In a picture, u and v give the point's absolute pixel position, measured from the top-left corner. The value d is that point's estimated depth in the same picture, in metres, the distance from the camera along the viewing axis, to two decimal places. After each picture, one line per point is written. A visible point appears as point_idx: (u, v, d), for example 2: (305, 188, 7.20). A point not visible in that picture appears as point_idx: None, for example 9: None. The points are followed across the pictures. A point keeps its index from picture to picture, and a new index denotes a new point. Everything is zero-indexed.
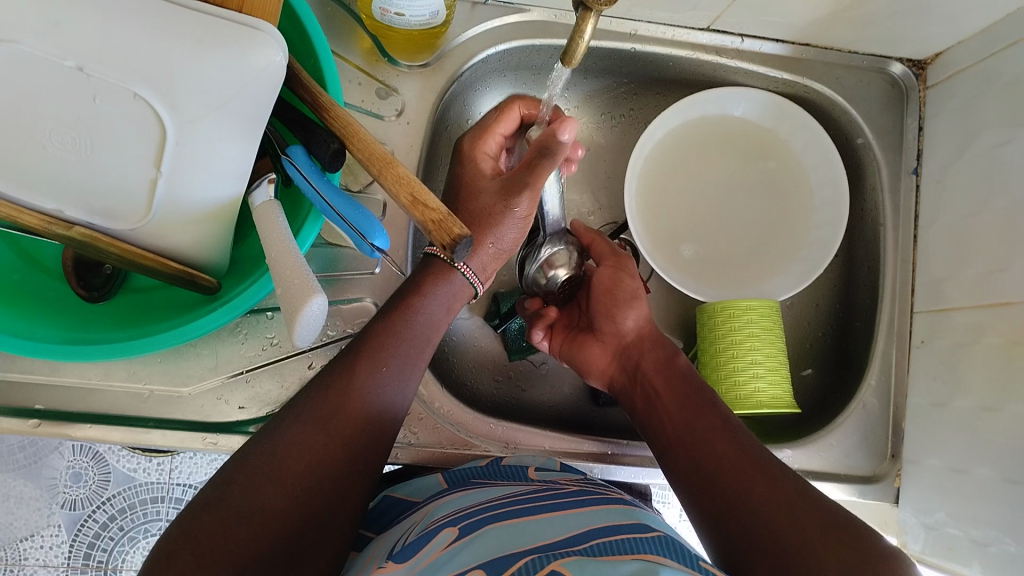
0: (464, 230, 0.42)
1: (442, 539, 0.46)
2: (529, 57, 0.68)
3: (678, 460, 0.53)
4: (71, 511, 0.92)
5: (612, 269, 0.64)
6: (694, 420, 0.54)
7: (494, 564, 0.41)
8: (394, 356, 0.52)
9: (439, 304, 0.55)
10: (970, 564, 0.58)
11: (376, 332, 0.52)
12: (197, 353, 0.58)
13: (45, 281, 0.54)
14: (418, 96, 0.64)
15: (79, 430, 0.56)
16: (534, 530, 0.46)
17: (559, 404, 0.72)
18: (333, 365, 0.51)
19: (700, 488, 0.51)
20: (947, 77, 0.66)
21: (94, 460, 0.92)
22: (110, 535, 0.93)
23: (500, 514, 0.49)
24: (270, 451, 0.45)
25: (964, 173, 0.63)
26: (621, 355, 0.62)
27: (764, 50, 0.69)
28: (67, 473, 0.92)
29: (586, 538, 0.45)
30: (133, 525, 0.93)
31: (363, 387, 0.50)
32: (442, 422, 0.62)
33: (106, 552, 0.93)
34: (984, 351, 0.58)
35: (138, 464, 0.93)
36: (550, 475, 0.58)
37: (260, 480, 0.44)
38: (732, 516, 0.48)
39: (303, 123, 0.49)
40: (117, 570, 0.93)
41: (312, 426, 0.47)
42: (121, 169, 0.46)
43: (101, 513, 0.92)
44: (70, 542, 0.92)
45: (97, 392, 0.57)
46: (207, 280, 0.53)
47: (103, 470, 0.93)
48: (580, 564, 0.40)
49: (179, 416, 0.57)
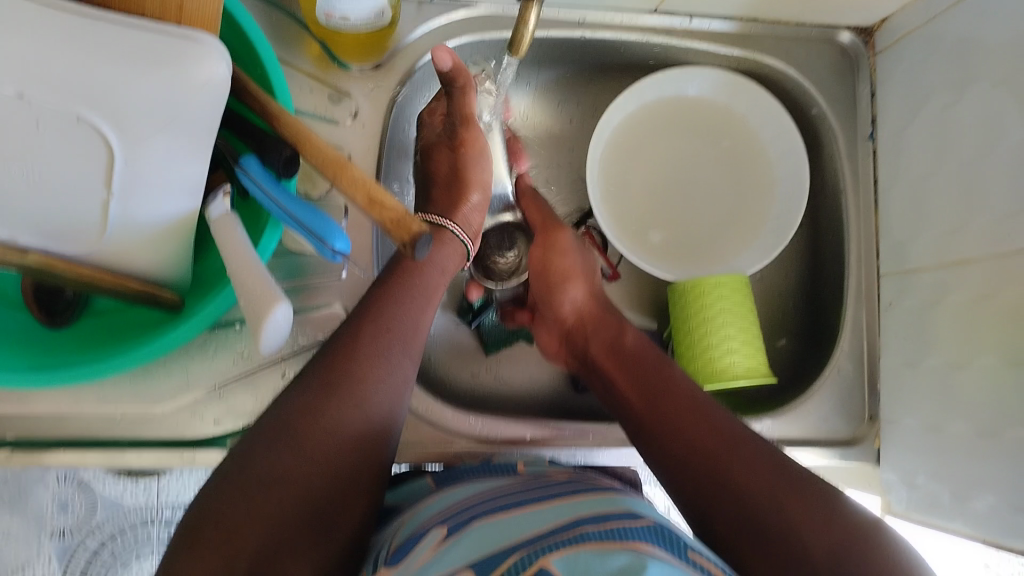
0: (422, 227, 0.44)
1: (433, 538, 0.46)
2: (479, 52, 0.68)
3: (646, 438, 0.54)
4: (60, 541, 0.91)
5: (544, 249, 0.64)
6: (659, 396, 0.54)
7: (485, 563, 0.42)
8: (391, 328, 0.52)
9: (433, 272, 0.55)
10: (954, 520, 0.59)
11: (369, 315, 0.52)
12: (168, 371, 0.57)
13: (5, 312, 0.54)
14: (371, 98, 0.64)
15: (54, 457, 0.56)
16: (524, 523, 0.46)
17: (540, 394, 0.72)
18: (335, 339, 0.51)
19: (673, 464, 0.51)
20: (894, 43, 0.67)
21: (79, 490, 0.90)
22: (103, 562, 0.93)
23: (488, 510, 0.49)
24: (278, 428, 0.45)
25: (918, 136, 0.64)
26: (568, 338, 0.63)
27: (713, 28, 0.69)
28: (53, 504, 0.91)
29: (576, 526, 0.45)
30: (125, 550, 0.93)
31: (367, 357, 0.50)
32: (421, 421, 0.62)
33: None
34: (951, 309, 0.59)
35: (126, 489, 0.91)
36: (539, 468, 0.58)
37: (271, 457, 0.44)
38: (712, 493, 0.48)
39: (254, 133, 0.49)
40: None
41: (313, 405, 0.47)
42: (72, 193, 0.45)
43: (91, 540, 0.92)
44: (63, 571, 0.92)
45: (69, 419, 0.56)
46: (170, 297, 0.52)
47: (90, 499, 0.91)
48: (572, 560, 0.40)
49: (155, 436, 0.57)
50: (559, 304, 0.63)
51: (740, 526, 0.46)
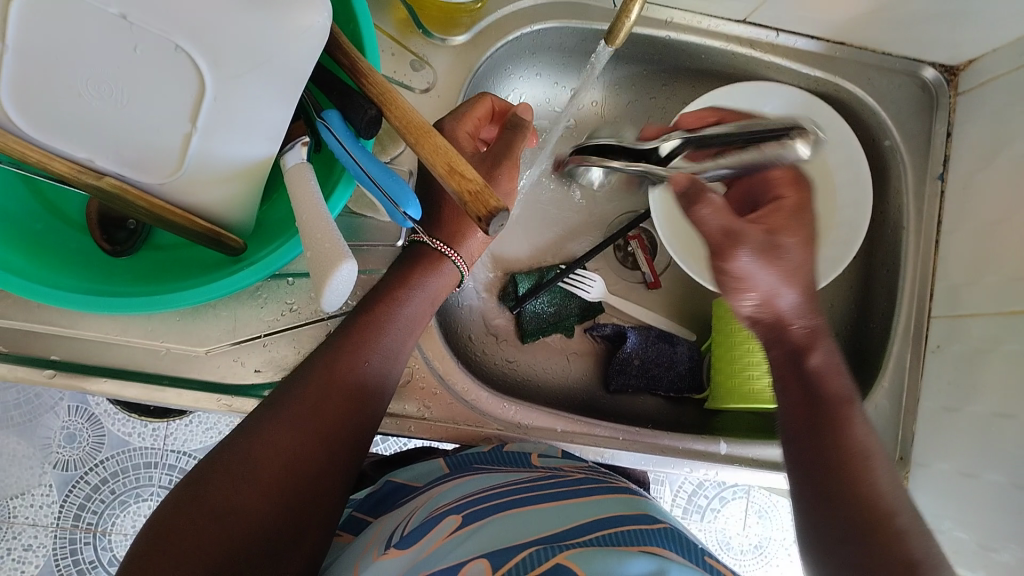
0: (500, 203, 0.42)
1: (447, 526, 0.46)
2: (561, 40, 0.68)
3: (810, 474, 0.47)
4: (62, 471, 0.92)
5: (772, 212, 0.52)
6: (817, 385, 0.49)
7: (498, 555, 0.42)
8: (373, 352, 0.51)
9: (423, 297, 0.55)
10: (974, 569, 0.58)
11: (357, 327, 0.52)
12: (216, 313, 0.57)
13: (67, 232, 0.54)
14: (451, 71, 0.64)
15: (94, 384, 0.55)
16: (540, 522, 0.46)
17: (570, 388, 0.72)
18: (311, 358, 0.51)
19: (806, 452, 0.47)
20: (979, 84, 0.66)
21: (88, 422, 0.93)
22: (101, 498, 0.92)
23: (503, 502, 0.49)
24: (241, 450, 0.45)
25: (989, 180, 0.63)
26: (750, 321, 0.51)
27: (797, 46, 0.69)
28: (62, 434, 0.92)
29: (592, 528, 0.45)
30: (124, 490, 0.93)
31: (337, 384, 0.49)
32: (455, 398, 0.62)
33: (96, 514, 0.92)
34: (1002, 357, 0.58)
35: (134, 429, 0.93)
36: (552, 462, 0.59)
37: (229, 480, 0.44)
38: (842, 525, 0.43)
39: (340, 88, 0.49)
40: (106, 534, 0.92)
41: (288, 422, 0.47)
42: (155, 123, 0.45)
43: (93, 475, 0.92)
44: (61, 502, 0.92)
45: (114, 347, 0.56)
46: (233, 241, 0.52)
47: (98, 433, 0.93)
48: (587, 558, 0.40)
49: (196, 376, 0.57)
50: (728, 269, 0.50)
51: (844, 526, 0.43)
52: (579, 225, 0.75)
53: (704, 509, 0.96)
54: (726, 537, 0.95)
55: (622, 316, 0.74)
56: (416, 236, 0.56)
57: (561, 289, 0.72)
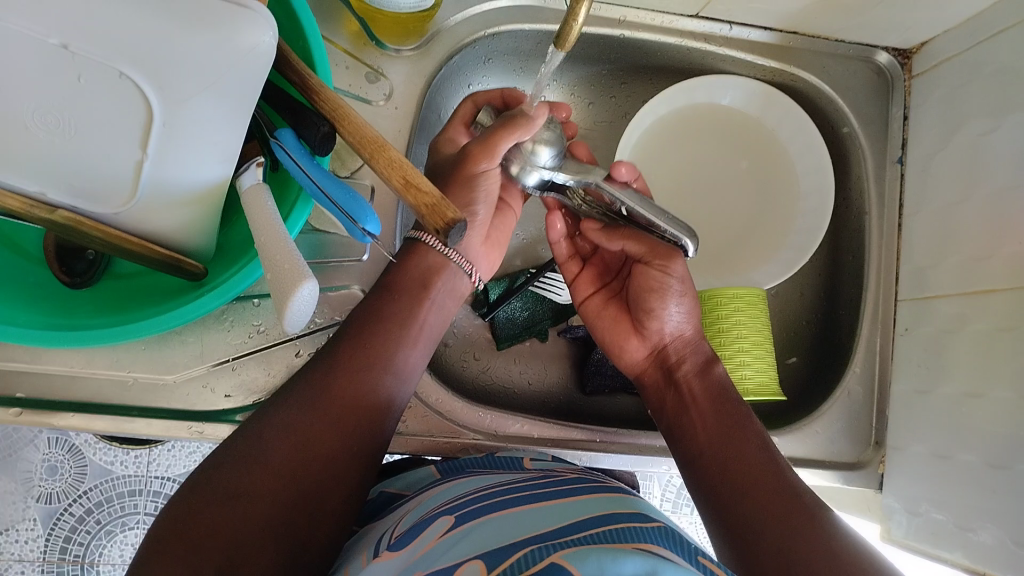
0: (457, 214, 0.42)
1: (439, 528, 0.46)
2: (517, 44, 0.68)
3: (710, 472, 0.53)
4: (46, 504, 0.91)
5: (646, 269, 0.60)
6: (728, 403, 0.56)
7: (492, 556, 0.41)
8: (381, 340, 0.52)
9: (416, 280, 0.55)
10: (953, 549, 0.58)
11: (363, 318, 0.52)
12: (182, 340, 0.57)
13: (25, 266, 0.53)
14: (407, 82, 0.63)
15: (61, 419, 0.54)
16: (532, 521, 0.46)
17: (546, 393, 0.72)
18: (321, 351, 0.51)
19: (718, 476, 0.52)
20: (933, 66, 0.66)
21: (70, 454, 0.91)
22: (87, 529, 0.91)
23: (493, 504, 0.49)
24: (254, 438, 0.45)
25: (947, 162, 0.64)
26: (658, 351, 0.61)
27: (751, 38, 0.69)
28: (43, 466, 0.91)
29: (585, 526, 0.45)
30: (110, 519, 0.92)
31: (348, 371, 0.50)
32: (431, 411, 0.62)
33: (82, 546, 0.91)
34: (970, 337, 0.59)
35: (116, 457, 0.92)
36: (546, 464, 0.59)
37: (242, 468, 0.44)
38: (744, 520, 0.49)
39: (292, 106, 0.49)
40: (94, 565, 0.92)
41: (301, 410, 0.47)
42: (105, 152, 0.45)
43: (77, 506, 0.91)
44: (46, 536, 0.91)
45: (79, 380, 0.55)
46: (193, 265, 0.52)
47: (80, 464, 0.91)
48: (582, 558, 0.38)
49: (165, 405, 0.56)
50: (660, 321, 0.60)
51: (778, 560, 0.46)
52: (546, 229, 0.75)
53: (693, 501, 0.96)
54: None
55: None
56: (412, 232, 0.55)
57: (532, 293, 0.72)
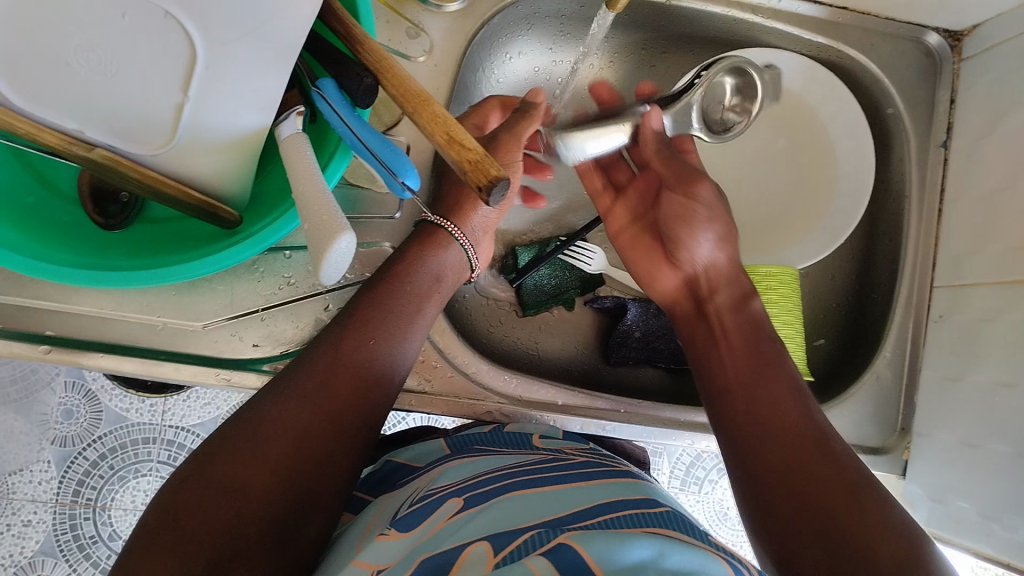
0: (501, 172, 0.41)
1: (448, 510, 0.47)
2: (559, 6, 0.67)
3: (732, 407, 0.51)
4: (61, 447, 0.92)
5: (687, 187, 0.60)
6: (759, 339, 0.54)
7: (499, 538, 0.42)
8: (377, 332, 0.51)
9: (428, 274, 0.55)
10: (976, 538, 0.58)
11: (364, 306, 0.52)
12: (212, 288, 0.57)
13: (59, 205, 0.53)
14: (447, 38, 0.63)
15: (91, 359, 0.54)
16: (546, 504, 0.47)
17: (569, 361, 0.71)
18: (322, 337, 0.50)
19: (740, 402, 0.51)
20: (983, 50, 0.65)
21: (85, 398, 0.93)
22: (100, 474, 0.92)
23: (505, 485, 0.50)
24: (251, 424, 0.45)
25: (993, 147, 0.62)
26: (688, 283, 0.60)
27: (800, 11, 0.68)
28: (59, 410, 0.92)
29: (597, 512, 0.45)
30: (123, 465, 0.92)
31: (349, 360, 0.49)
32: (456, 372, 0.62)
33: (95, 490, 0.91)
34: (1004, 326, 0.58)
35: (131, 404, 0.93)
36: (555, 443, 0.58)
37: (239, 456, 0.43)
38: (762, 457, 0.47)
39: (334, 56, 0.48)
40: (106, 508, 0.91)
41: (296, 398, 0.46)
42: (146, 92, 0.44)
43: (91, 451, 0.92)
44: (60, 478, 0.91)
45: (109, 322, 0.55)
46: (228, 213, 0.51)
47: (95, 409, 0.93)
48: (589, 539, 0.39)
49: (193, 351, 0.56)
50: (690, 250, 0.60)
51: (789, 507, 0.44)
52: (575, 197, 0.74)
53: (701, 481, 0.96)
54: (723, 508, 0.96)
55: (622, 289, 0.74)
56: (420, 218, 0.58)
57: (561, 260, 0.71)
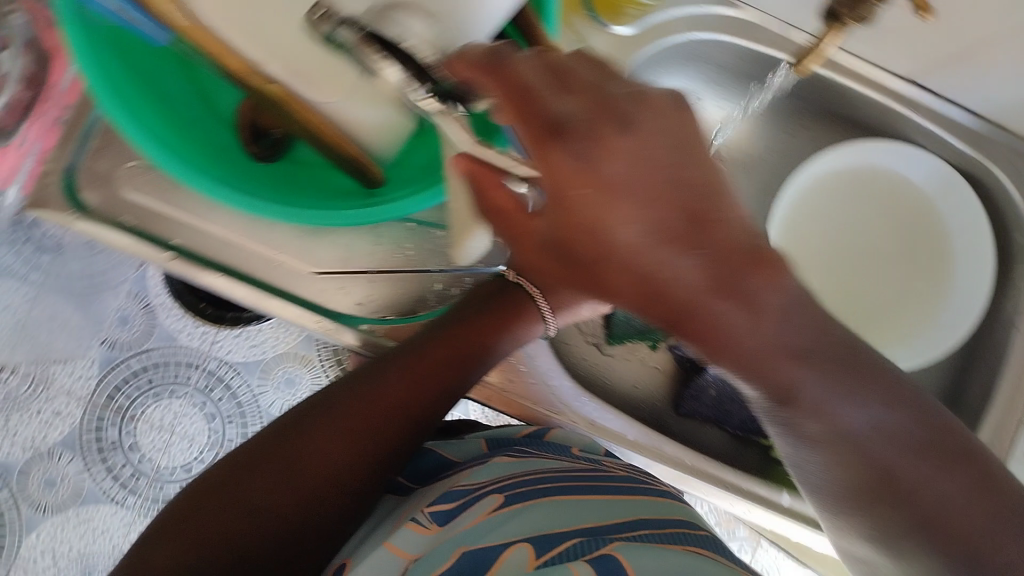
0: None
1: (488, 504, 0.48)
2: (721, 53, 0.67)
3: None
4: (107, 350, 0.84)
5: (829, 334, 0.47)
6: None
7: (541, 542, 0.44)
8: (427, 378, 0.54)
9: (496, 333, 0.56)
10: None
11: (424, 352, 0.55)
12: (333, 239, 0.58)
13: (216, 126, 0.55)
14: (608, 55, 0.63)
15: (208, 275, 0.56)
16: (591, 510, 0.49)
17: (640, 398, 0.71)
18: (377, 366, 0.54)
19: None
20: None
21: (144, 309, 0.85)
22: (135, 386, 0.85)
23: (548, 486, 0.51)
24: (286, 447, 0.50)
25: None
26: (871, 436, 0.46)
27: (951, 115, 0.68)
28: (115, 314, 0.85)
29: (636, 526, 0.48)
30: (161, 382, 0.86)
31: (390, 403, 0.53)
32: (540, 380, 0.63)
33: (127, 400, 0.85)
34: None
35: (185, 327, 0.86)
36: (594, 456, 0.59)
37: (269, 477, 0.49)
38: None
39: (512, 50, 0.49)
40: (132, 421, 0.85)
41: (331, 430, 0.51)
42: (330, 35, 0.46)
43: (133, 362, 0.85)
44: (98, 380, 0.84)
45: (231, 247, 0.57)
46: (374, 172, 0.54)
47: (149, 321, 0.85)
48: (634, 553, 0.43)
49: (301, 294, 0.58)
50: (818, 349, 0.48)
51: None
52: None
53: None
54: None
55: None
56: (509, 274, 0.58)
57: None
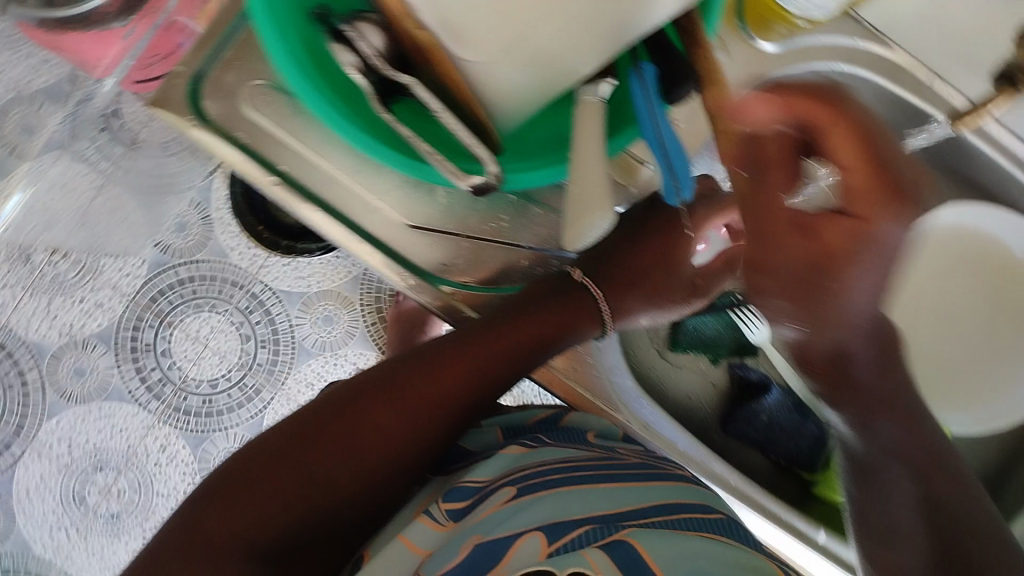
0: None
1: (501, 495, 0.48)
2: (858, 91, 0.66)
3: None
4: (160, 253, 0.92)
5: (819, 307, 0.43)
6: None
7: (553, 529, 0.44)
8: (483, 365, 0.57)
9: (551, 321, 0.58)
10: None
11: (484, 337, 0.57)
12: (436, 197, 0.59)
13: None
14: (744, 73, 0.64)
15: (306, 209, 0.57)
16: (608, 495, 0.48)
17: (691, 410, 0.71)
18: (435, 347, 0.57)
19: None
20: None
21: (202, 219, 0.94)
22: (179, 295, 0.93)
23: (566, 474, 0.51)
24: (340, 416, 0.53)
25: None
26: None
27: None
28: (175, 221, 0.93)
29: (652, 513, 0.47)
30: (204, 295, 0.94)
31: (446, 384, 0.56)
32: (601, 375, 0.63)
33: (170, 305, 0.93)
34: None
35: (238, 246, 0.94)
36: (608, 443, 0.60)
37: (326, 446, 0.52)
38: None
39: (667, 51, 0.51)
40: (171, 326, 0.93)
41: (385, 402, 0.54)
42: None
43: (185, 271, 0.93)
44: (146, 280, 0.92)
45: (336, 184, 0.58)
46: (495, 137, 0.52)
47: (206, 233, 0.93)
48: (648, 541, 0.43)
49: (392, 244, 0.58)
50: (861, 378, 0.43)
51: None
52: None
53: None
54: None
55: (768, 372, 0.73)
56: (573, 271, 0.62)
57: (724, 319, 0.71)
